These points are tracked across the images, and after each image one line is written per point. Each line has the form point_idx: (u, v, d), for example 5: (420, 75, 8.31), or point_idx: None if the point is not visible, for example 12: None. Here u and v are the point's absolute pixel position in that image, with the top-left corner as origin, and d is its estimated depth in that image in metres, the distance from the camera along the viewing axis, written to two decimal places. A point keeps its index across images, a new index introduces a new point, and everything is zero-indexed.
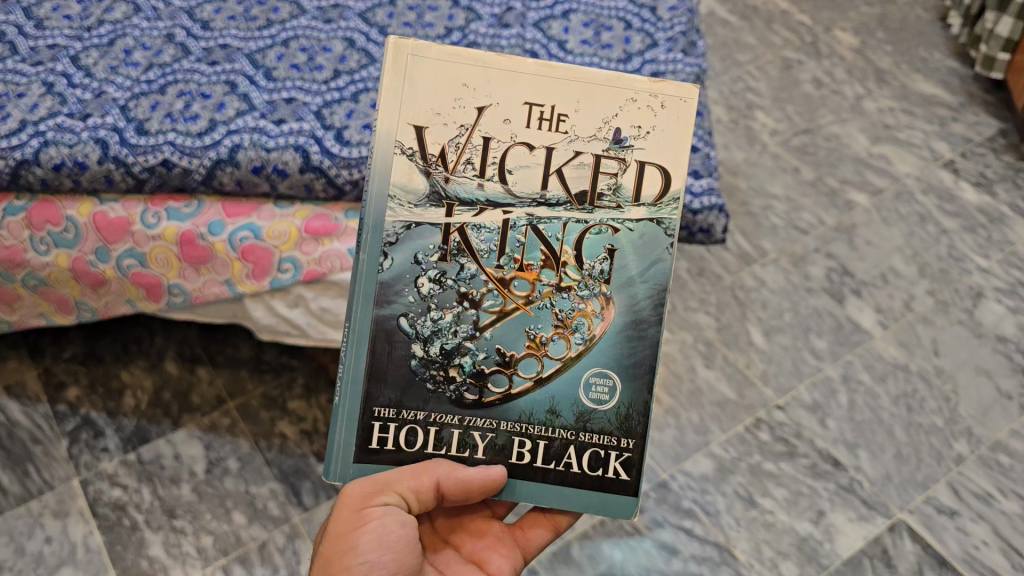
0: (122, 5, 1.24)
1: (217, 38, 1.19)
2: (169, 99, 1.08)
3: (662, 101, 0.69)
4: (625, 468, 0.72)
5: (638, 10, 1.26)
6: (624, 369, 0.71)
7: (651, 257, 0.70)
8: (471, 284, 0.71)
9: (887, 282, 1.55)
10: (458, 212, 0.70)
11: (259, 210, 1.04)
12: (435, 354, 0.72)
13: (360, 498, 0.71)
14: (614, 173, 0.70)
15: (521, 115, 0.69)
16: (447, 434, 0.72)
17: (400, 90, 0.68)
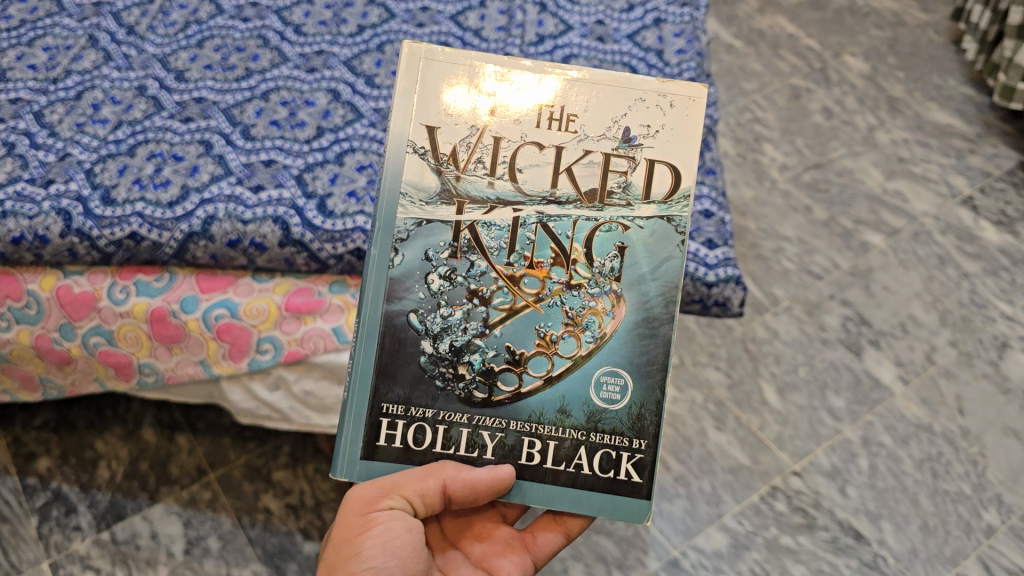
0: (92, 54, 1.18)
1: (193, 91, 1.11)
2: (138, 161, 1.00)
3: (672, 101, 0.69)
4: (639, 469, 0.69)
5: (644, 55, 1.18)
6: (637, 366, 0.69)
7: (664, 254, 0.68)
8: (481, 280, 0.69)
9: (906, 331, 1.47)
10: (468, 211, 0.68)
11: (235, 285, 0.96)
12: (444, 351, 0.69)
13: (367, 501, 0.70)
14: (625, 172, 0.68)
15: (531, 115, 0.69)
16: (455, 433, 0.69)
17: (412, 90, 0.68)
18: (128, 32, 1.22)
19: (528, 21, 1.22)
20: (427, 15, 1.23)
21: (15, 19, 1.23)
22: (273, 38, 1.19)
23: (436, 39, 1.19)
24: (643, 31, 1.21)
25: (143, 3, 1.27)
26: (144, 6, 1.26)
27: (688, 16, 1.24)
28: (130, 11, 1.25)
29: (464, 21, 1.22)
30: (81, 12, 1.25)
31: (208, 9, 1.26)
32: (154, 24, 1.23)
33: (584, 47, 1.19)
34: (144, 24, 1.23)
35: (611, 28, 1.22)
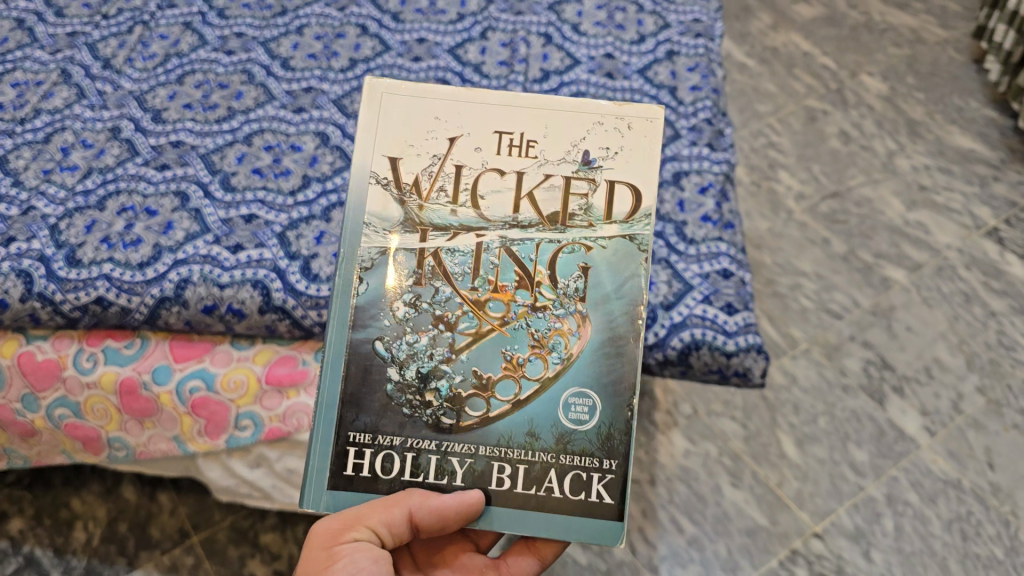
0: (64, 90, 1.10)
1: (171, 134, 1.03)
2: (108, 215, 0.92)
3: (627, 122, 0.75)
4: (610, 489, 0.69)
5: (656, 93, 1.10)
6: (604, 385, 0.70)
7: (625, 273, 0.71)
8: (447, 308, 0.71)
9: (932, 377, 1.38)
10: (434, 237, 0.71)
11: (212, 353, 0.88)
12: (411, 379, 0.70)
13: (331, 532, 0.69)
14: (585, 194, 0.73)
15: (492, 143, 0.74)
16: (424, 461, 0.70)
17: (379, 125, 0.73)
18: (103, 66, 1.14)
19: (531, 55, 1.14)
20: (423, 46, 1.15)
21: None
22: (258, 73, 1.11)
23: (433, 76, 1.11)
24: (654, 66, 1.13)
25: (120, 33, 1.19)
26: (122, 37, 1.18)
27: (703, 48, 1.16)
28: (106, 43, 1.17)
29: (462, 54, 1.15)
30: (54, 44, 1.17)
31: (190, 41, 1.18)
32: (132, 57, 1.15)
33: (591, 84, 1.11)
34: (121, 57, 1.15)
35: (620, 62, 1.14)
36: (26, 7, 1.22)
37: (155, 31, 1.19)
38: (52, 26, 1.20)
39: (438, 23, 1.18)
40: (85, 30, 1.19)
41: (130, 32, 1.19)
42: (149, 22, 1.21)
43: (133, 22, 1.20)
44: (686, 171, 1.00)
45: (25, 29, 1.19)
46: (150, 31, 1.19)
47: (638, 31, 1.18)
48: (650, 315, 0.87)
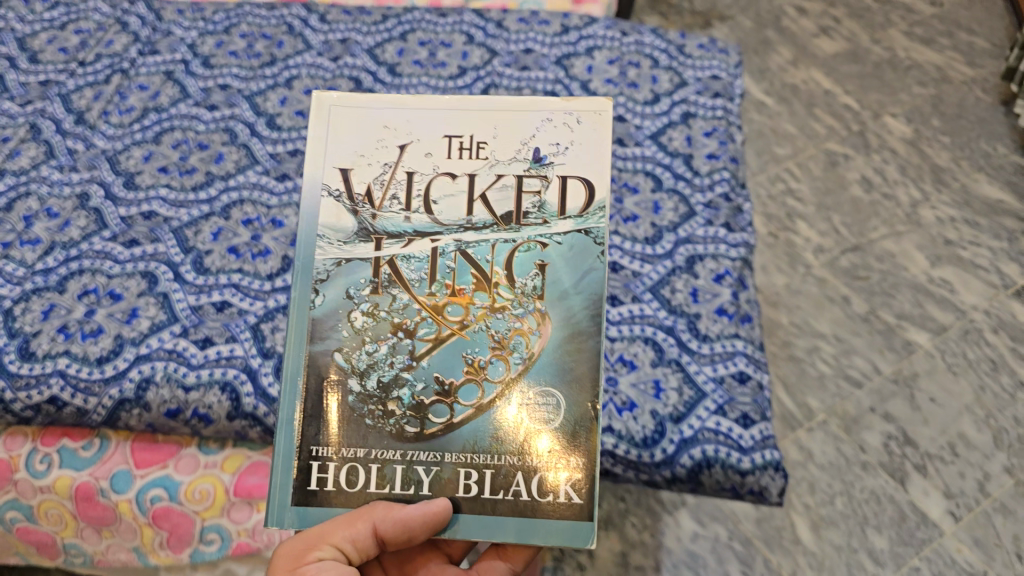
0: (33, 147, 1.03)
1: (143, 203, 0.95)
2: (67, 299, 0.85)
3: (576, 120, 0.73)
4: (581, 490, 0.62)
5: (670, 162, 1.01)
6: (566, 379, 0.64)
7: (582, 271, 0.67)
8: (405, 314, 0.66)
9: (956, 454, 1.30)
10: (388, 245, 0.68)
11: (177, 458, 0.81)
12: (373, 389, 0.65)
13: (295, 554, 0.63)
14: (537, 191, 0.70)
15: (441, 148, 0.72)
16: (390, 471, 0.64)
17: (326, 141, 0.71)
18: (76, 120, 1.06)
19: None
20: None
21: None
22: (242, 132, 1.04)
23: None
24: (668, 131, 1.05)
25: (97, 83, 1.11)
26: (98, 87, 1.11)
27: (721, 110, 1.08)
28: (81, 93, 1.10)
29: None
30: (26, 95, 1.10)
31: (171, 92, 1.10)
32: (108, 111, 1.08)
33: None
34: (96, 110, 1.08)
35: (632, 125, 1.05)
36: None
37: (134, 80, 1.12)
38: (24, 74, 1.13)
39: (437, 79, 1.11)
40: (59, 79, 1.12)
41: (107, 81, 1.12)
42: (128, 70, 1.13)
43: (112, 70, 1.13)
44: (701, 255, 0.92)
45: None
46: (129, 80, 1.12)
47: (652, 89, 1.10)
48: (658, 427, 0.80)
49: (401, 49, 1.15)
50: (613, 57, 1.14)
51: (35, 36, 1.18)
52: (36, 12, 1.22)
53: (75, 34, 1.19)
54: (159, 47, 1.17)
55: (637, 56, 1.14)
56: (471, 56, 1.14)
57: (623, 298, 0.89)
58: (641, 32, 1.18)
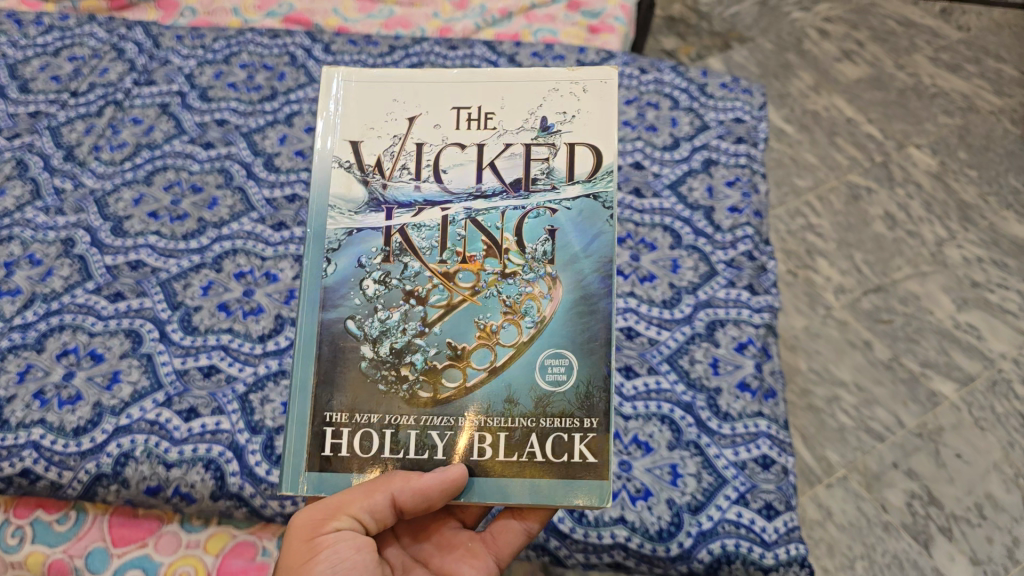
0: (18, 185, 0.98)
1: (131, 250, 0.90)
2: (46, 359, 0.80)
3: (583, 87, 0.63)
4: (597, 448, 0.56)
5: (690, 215, 0.96)
6: (583, 340, 0.57)
7: (594, 230, 0.59)
8: (416, 282, 0.59)
9: (983, 517, 1.24)
10: (397, 215, 0.60)
11: (158, 536, 0.75)
12: (385, 354, 0.58)
13: (310, 525, 0.59)
14: (545, 158, 0.61)
15: (450, 118, 0.63)
16: (403, 437, 0.57)
17: (334, 110, 0.62)
18: (65, 156, 1.01)
19: None
20: None
21: None
22: (238, 172, 0.98)
23: None
24: (688, 179, 1.00)
25: (88, 115, 1.06)
26: (90, 119, 1.06)
27: (744, 157, 1.03)
28: (72, 126, 1.05)
29: None
30: (14, 126, 1.05)
31: (166, 127, 1.05)
32: (99, 145, 1.03)
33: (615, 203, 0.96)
34: (86, 145, 1.03)
35: (650, 173, 1.00)
36: None
37: (128, 113, 1.07)
38: (13, 104, 1.08)
39: None
40: (49, 110, 1.07)
41: (99, 113, 1.07)
42: (122, 101, 1.08)
43: (105, 101, 1.08)
44: (723, 320, 0.86)
45: None
46: (123, 112, 1.07)
47: (672, 133, 1.05)
48: (675, 518, 0.75)
49: None
50: (631, 96, 1.09)
51: (27, 63, 1.13)
52: (29, 37, 1.17)
53: (68, 61, 1.14)
54: (155, 77, 1.12)
55: (656, 96, 1.09)
56: None
57: (638, 370, 0.83)
58: (660, 70, 1.12)
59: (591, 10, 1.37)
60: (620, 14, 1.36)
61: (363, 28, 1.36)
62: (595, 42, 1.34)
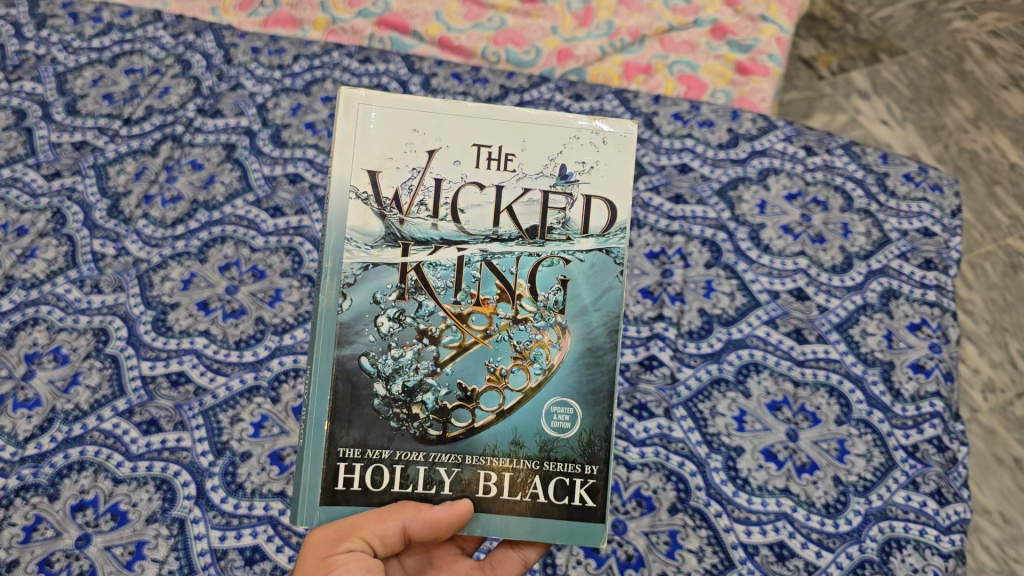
0: (51, 245, 0.82)
1: (175, 356, 0.74)
2: (58, 514, 0.66)
3: (604, 138, 0.56)
4: (598, 494, 0.54)
5: (863, 373, 0.76)
6: (591, 390, 0.55)
7: (604, 285, 0.55)
8: (430, 321, 0.54)
9: None
10: (414, 251, 0.54)
11: None
12: (397, 393, 0.54)
13: (321, 544, 0.52)
14: (562, 207, 0.56)
15: (469, 155, 0.56)
16: (413, 473, 0.54)
17: (353, 134, 0.55)
18: (109, 209, 0.85)
19: (688, 284, 0.79)
20: None
21: None
22: (310, 255, 0.82)
23: None
24: (862, 317, 0.79)
25: (141, 152, 0.89)
26: (142, 158, 0.88)
27: (934, 290, 0.82)
28: (120, 166, 0.88)
29: None
30: (55, 161, 0.88)
31: (229, 178, 0.88)
32: (150, 196, 0.86)
33: (771, 350, 0.76)
34: (135, 195, 0.86)
35: (815, 307, 0.79)
36: (32, 92, 0.93)
37: (188, 152, 0.90)
38: (58, 130, 0.91)
39: None
40: (97, 142, 0.90)
41: (154, 151, 0.89)
42: (181, 136, 0.91)
43: (162, 135, 0.91)
44: (900, 539, 0.68)
45: (25, 130, 0.90)
46: (182, 151, 0.90)
47: (843, 247, 0.84)
48: None
49: None
50: (794, 189, 0.87)
51: (79, 72, 0.95)
52: (85, 37, 0.98)
53: (125, 74, 0.95)
54: (222, 105, 0.94)
55: (825, 190, 0.88)
56: None
57: None
58: (831, 152, 0.91)
59: (740, 41, 1.09)
60: (775, 50, 1.09)
61: (467, 40, 1.06)
62: (741, 86, 1.07)
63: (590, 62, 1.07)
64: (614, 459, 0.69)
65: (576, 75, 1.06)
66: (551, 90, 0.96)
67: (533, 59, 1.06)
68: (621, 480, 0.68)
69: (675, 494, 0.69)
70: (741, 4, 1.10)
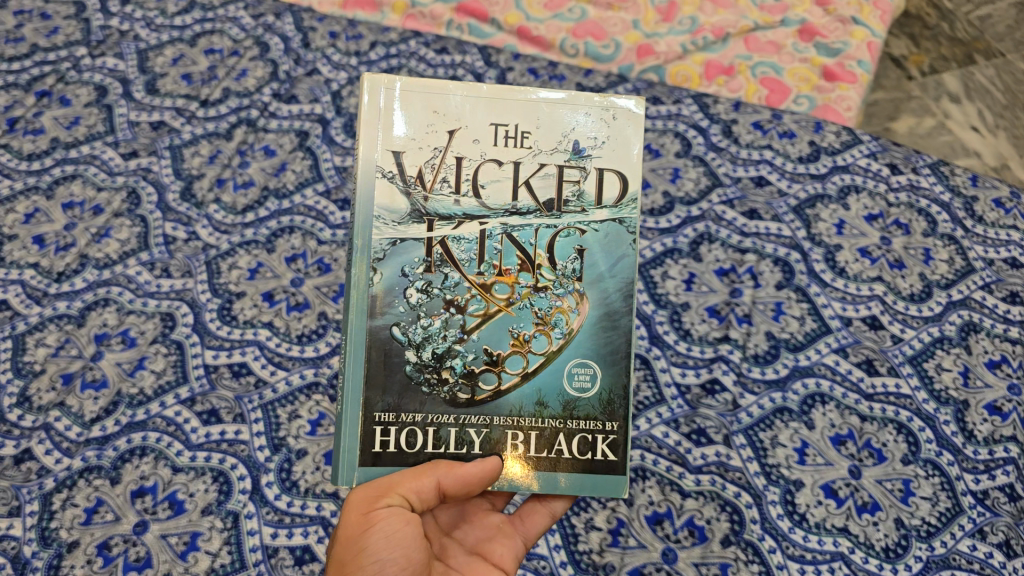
0: (125, 226, 0.83)
1: (238, 347, 0.76)
2: (118, 498, 0.69)
3: (614, 114, 0.61)
4: (618, 447, 0.59)
5: (935, 411, 0.73)
6: (607, 350, 0.59)
7: (618, 253, 0.60)
8: (456, 292, 0.59)
9: None
10: (439, 227, 0.59)
11: None
12: (428, 359, 0.58)
13: (363, 501, 0.54)
14: (577, 181, 0.60)
15: (488, 134, 0.60)
16: (444, 434, 0.58)
17: (376, 119, 0.59)
18: (182, 192, 0.85)
19: (758, 305, 0.77)
20: None
21: (47, 137, 0.88)
22: None
23: None
24: (938, 351, 0.76)
25: (217, 135, 0.89)
26: (217, 142, 0.89)
27: (1018, 327, 0.78)
28: (195, 148, 0.88)
29: (657, 281, 0.78)
30: (132, 140, 0.89)
31: (301, 167, 0.87)
32: (223, 180, 0.86)
33: (839, 381, 0.74)
34: (208, 178, 0.86)
35: (889, 337, 0.76)
36: (113, 68, 0.94)
37: (261, 137, 0.89)
38: (137, 108, 0.91)
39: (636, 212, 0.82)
40: (174, 123, 0.90)
41: (228, 135, 0.89)
42: (256, 120, 0.91)
43: (238, 118, 0.91)
44: None
45: (105, 106, 0.91)
46: (256, 136, 0.90)
47: (923, 274, 0.80)
48: None
49: None
50: (875, 210, 0.84)
51: (160, 50, 0.95)
52: (168, 14, 0.98)
53: (204, 54, 0.95)
54: (297, 91, 0.93)
55: (909, 212, 0.84)
56: (684, 179, 0.85)
57: None
58: (918, 172, 0.87)
59: (829, 45, 1.01)
60: (866, 56, 1.01)
61: (547, 31, 1.00)
62: (827, 93, 0.98)
63: (670, 60, 0.99)
64: (670, 485, 0.69)
65: (655, 73, 0.99)
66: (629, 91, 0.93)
67: (612, 53, 0.99)
68: (675, 507, 0.68)
69: (730, 525, 0.68)
70: (832, 5, 1.02)
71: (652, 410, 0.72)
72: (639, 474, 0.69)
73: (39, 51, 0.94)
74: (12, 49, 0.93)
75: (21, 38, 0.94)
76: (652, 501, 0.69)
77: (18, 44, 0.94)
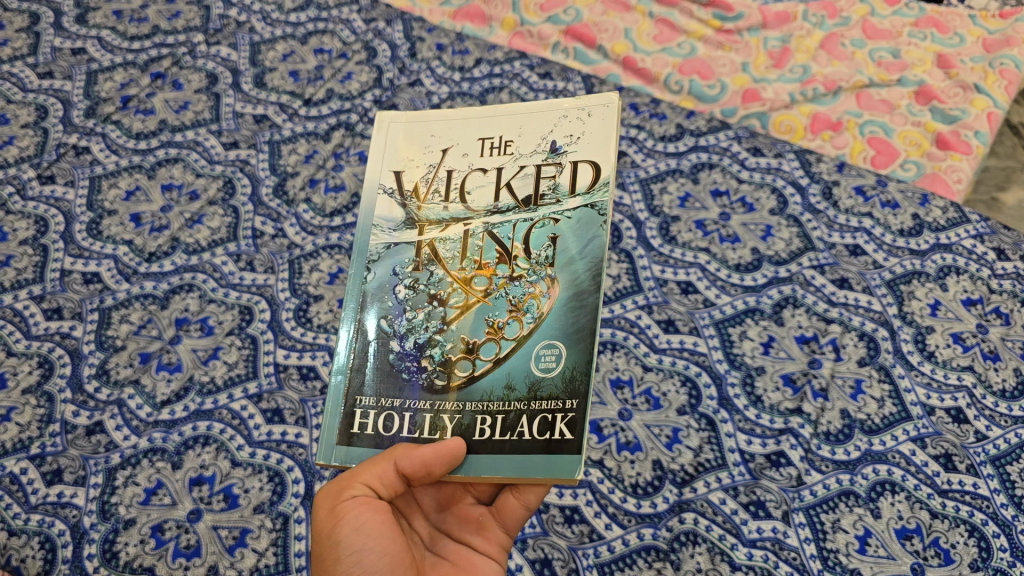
0: (217, 214, 0.85)
1: (308, 350, 0.77)
2: (177, 483, 0.70)
3: (589, 111, 0.61)
4: (577, 427, 0.50)
5: (1013, 518, 0.69)
6: (577, 330, 0.53)
7: (589, 235, 0.56)
8: (439, 286, 0.56)
9: None
10: (429, 230, 0.58)
11: None
12: (409, 348, 0.55)
13: (329, 495, 0.51)
14: (553, 175, 0.59)
15: (475, 148, 0.62)
16: (418, 418, 0.53)
17: (384, 147, 0.63)
18: (276, 187, 0.87)
19: (836, 379, 0.76)
20: (686, 300, 0.80)
21: (155, 116, 0.91)
22: None
23: (678, 370, 0.77)
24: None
25: (315, 135, 0.91)
26: (315, 142, 0.90)
27: None
28: (294, 146, 0.90)
29: (734, 339, 0.78)
30: (235, 130, 0.91)
31: None
32: (316, 181, 0.87)
33: (912, 471, 0.71)
34: (302, 177, 0.87)
35: (972, 433, 0.73)
36: (226, 57, 0.96)
37: (358, 143, 0.90)
38: (245, 99, 0.93)
39: (720, 264, 0.83)
40: (276, 118, 0.92)
41: (327, 136, 0.90)
42: (355, 124, 0.91)
43: (337, 121, 0.92)
44: None
45: (213, 94, 0.93)
46: (352, 140, 0.90)
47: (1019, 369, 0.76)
48: None
49: (686, 194, 0.87)
50: (975, 294, 0.81)
51: (272, 45, 0.97)
52: (284, 11, 1.01)
53: (314, 54, 0.97)
54: (398, 99, 0.93)
55: (1011, 302, 0.80)
56: (775, 237, 0.84)
57: None
58: None
59: (946, 111, 0.94)
60: (984, 127, 0.93)
61: (653, 64, 0.98)
62: (938, 161, 0.90)
63: (777, 108, 0.94)
64: (720, 554, 0.68)
65: (758, 120, 0.94)
66: (730, 138, 0.92)
67: (717, 93, 0.95)
68: None
69: None
70: (955, 68, 0.96)
71: (712, 473, 0.72)
72: (690, 538, 0.69)
73: (159, 33, 0.97)
74: (135, 29, 0.97)
75: (144, 19, 0.98)
76: (699, 568, 0.67)
77: (141, 24, 0.98)
